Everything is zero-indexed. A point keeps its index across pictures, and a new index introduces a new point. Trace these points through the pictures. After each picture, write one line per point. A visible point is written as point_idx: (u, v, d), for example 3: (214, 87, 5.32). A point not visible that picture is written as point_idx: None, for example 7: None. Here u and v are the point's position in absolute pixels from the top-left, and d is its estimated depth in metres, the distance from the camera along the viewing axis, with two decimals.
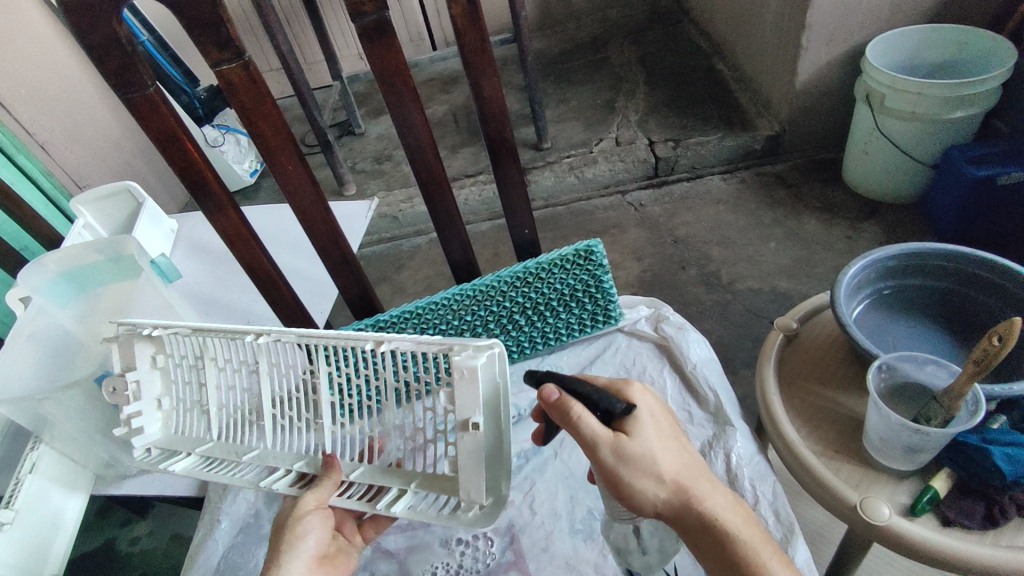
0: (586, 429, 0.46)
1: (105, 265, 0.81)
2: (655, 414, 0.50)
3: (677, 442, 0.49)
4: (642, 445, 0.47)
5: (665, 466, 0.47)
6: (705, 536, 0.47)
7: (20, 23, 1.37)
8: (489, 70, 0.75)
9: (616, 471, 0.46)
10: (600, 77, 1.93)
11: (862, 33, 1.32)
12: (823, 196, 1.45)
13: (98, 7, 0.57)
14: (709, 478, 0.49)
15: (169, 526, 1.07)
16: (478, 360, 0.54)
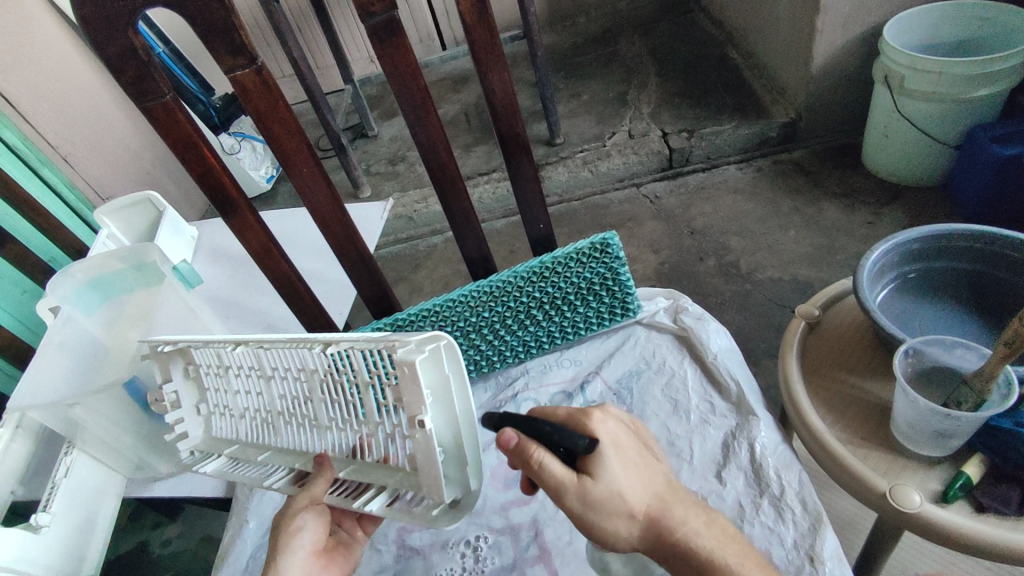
0: (550, 475, 0.45)
1: (129, 273, 0.84)
2: (622, 442, 0.48)
3: (644, 470, 0.48)
4: (609, 483, 0.45)
5: (632, 502, 0.46)
6: (684, 563, 0.46)
7: (41, 40, 1.41)
8: (500, 66, 0.75)
9: (584, 515, 0.45)
10: (612, 69, 1.92)
11: (878, 13, 1.30)
12: (843, 182, 1.42)
13: (116, 19, 0.59)
14: (681, 502, 0.48)
15: (199, 528, 1.09)
16: (418, 354, 0.51)
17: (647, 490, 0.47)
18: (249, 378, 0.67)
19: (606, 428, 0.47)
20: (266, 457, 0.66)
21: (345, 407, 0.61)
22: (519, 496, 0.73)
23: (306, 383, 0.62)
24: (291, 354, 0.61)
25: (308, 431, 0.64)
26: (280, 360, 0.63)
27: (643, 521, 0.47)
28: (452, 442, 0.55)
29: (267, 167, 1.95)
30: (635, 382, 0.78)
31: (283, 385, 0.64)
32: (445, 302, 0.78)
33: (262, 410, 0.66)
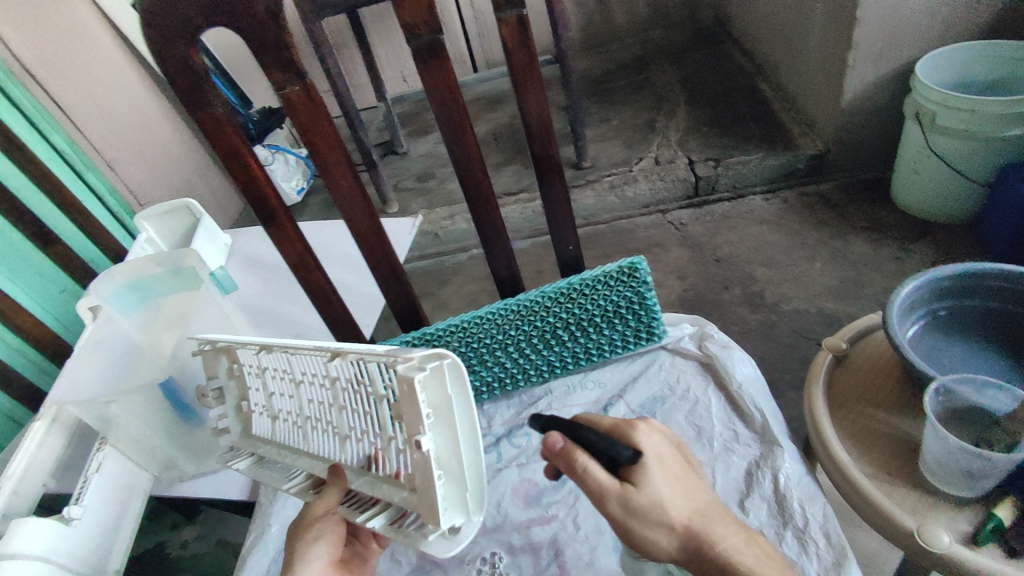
0: (593, 481, 0.46)
1: (167, 277, 0.84)
2: (669, 457, 0.49)
3: (686, 483, 0.48)
4: (654, 495, 0.46)
5: (674, 513, 0.46)
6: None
7: (93, 52, 1.48)
8: (537, 89, 0.77)
9: (625, 522, 0.46)
10: (642, 96, 1.95)
11: (910, 50, 1.30)
12: (872, 216, 1.41)
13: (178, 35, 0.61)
14: (724, 518, 0.48)
15: (217, 531, 1.10)
16: (416, 371, 0.50)
17: (691, 504, 0.48)
18: (284, 381, 0.69)
19: (653, 441, 0.49)
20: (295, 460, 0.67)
21: (360, 419, 0.61)
22: (539, 514, 0.73)
23: (330, 391, 0.63)
24: (313, 362, 0.63)
25: (331, 437, 0.65)
26: (301, 366, 0.65)
27: (682, 535, 0.47)
28: (454, 463, 0.53)
29: (299, 179, 1.99)
30: (659, 407, 0.78)
31: (313, 391, 0.66)
32: (473, 319, 0.79)
33: (291, 415, 0.68)
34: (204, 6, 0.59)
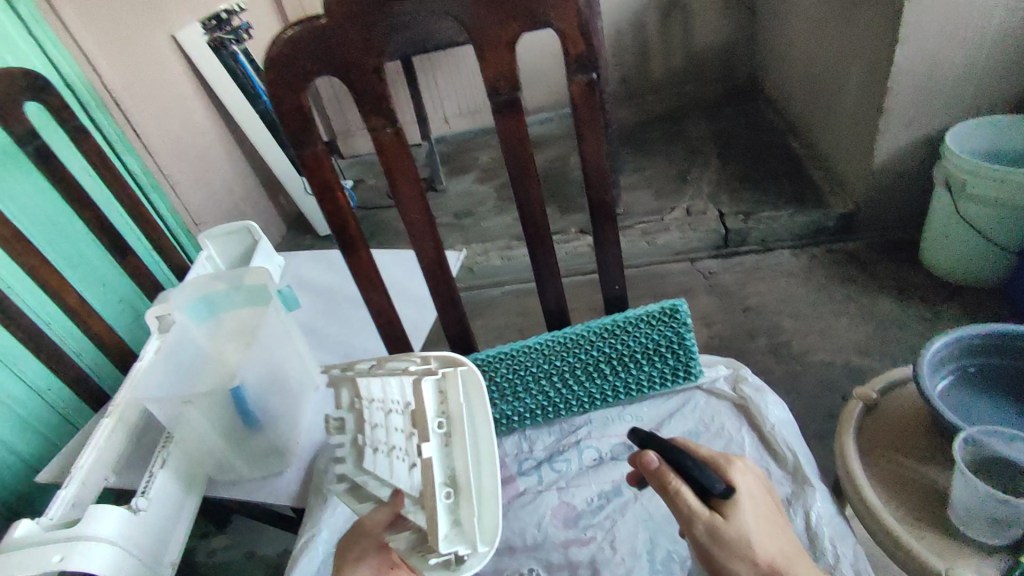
0: (684, 503, 0.54)
1: (233, 294, 0.93)
2: (761, 501, 0.55)
3: (771, 525, 0.55)
4: (744, 530, 0.53)
5: (759, 550, 0.52)
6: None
7: (167, 85, 1.62)
8: (598, 132, 0.72)
9: (710, 547, 0.53)
10: (675, 148, 2.03)
11: (940, 120, 1.36)
12: (900, 275, 1.44)
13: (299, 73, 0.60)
14: (805, 565, 0.54)
15: (245, 542, 1.13)
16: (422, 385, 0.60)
17: (776, 543, 0.54)
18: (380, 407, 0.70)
19: (746, 483, 0.56)
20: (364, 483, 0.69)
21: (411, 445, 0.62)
22: (577, 536, 0.75)
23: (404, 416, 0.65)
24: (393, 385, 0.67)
25: (405, 463, 0.65)
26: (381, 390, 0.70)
27: (766, 573, 0.53)
28: (462, 482, 0.58)
29: None
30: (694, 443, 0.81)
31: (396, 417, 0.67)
32: (521, 348, 0.84)
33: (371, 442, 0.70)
34: (318, 59, 0.60)
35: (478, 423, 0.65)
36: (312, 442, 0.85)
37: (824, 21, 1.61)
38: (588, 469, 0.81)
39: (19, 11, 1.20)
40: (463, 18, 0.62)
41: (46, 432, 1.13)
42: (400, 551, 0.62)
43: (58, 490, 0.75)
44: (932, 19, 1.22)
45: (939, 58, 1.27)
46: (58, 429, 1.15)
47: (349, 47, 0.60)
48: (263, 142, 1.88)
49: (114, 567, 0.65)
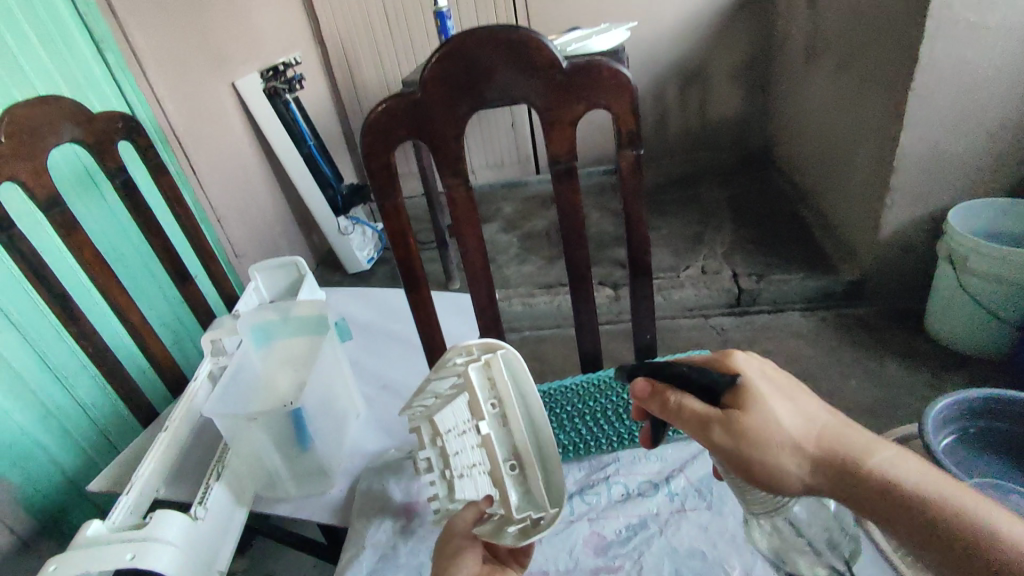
0: (691, 410, 0.56)
1: (282, 324, 1.04)
2: (772, 383, 0.57)
3: (793, 405, 0.56)
4: (765, 415, 0.54)
5: (786, 431, 0.54)
6: (869, 486, 0.53)
7: (223, 127, 1.75)
8: (641, 195, 0.73)
9: (739, 444, 0.54)
10: (690, 210, 2.15)
11: (944, 199, 1.46)
12: (905, 342, 1.51)
13: (392, 135, 0.65)
14: (849, 435, 0.55)
15: (265, 566, 1.17)
16: (470, 370, 0.67)
17: (806, 425, 0.55)
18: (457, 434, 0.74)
19: (751, 371, 0.57)
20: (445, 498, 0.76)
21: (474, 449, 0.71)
22: (605, 564, 0.75)
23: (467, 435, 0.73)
24: (462, 407, 0.73)
25: (489, 479, 0.72)
26: (450, 416, 0.75)
27: (813, 455, 0.54)
28: (524, 454, 0.68)
29: (369, 250, 2.21)
30: (716, 483, 0.82)
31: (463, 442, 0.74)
32: (558, 388, 0.93)
33: (456, 469, 0.74)
34: (403, 120, 0.64)
35: (534, 410, 0.71)
36: (356, 462, 0.91)
37: (834, 103, 1.75)
38: (617, 502, 0.82)
39: (106, 58, 1.32)
40: (539, 94, 0.65)
41: (85, 445, 1.16)
42: (484, 537, 0.66)
43: (121, 497, 0.79)
44: (933, 108, 1.34)
45: (941, 144, 1.39)
46: (97, 445, 1.18)
47: (434, 110, 0.64)
48: (305, 183, 2.01)
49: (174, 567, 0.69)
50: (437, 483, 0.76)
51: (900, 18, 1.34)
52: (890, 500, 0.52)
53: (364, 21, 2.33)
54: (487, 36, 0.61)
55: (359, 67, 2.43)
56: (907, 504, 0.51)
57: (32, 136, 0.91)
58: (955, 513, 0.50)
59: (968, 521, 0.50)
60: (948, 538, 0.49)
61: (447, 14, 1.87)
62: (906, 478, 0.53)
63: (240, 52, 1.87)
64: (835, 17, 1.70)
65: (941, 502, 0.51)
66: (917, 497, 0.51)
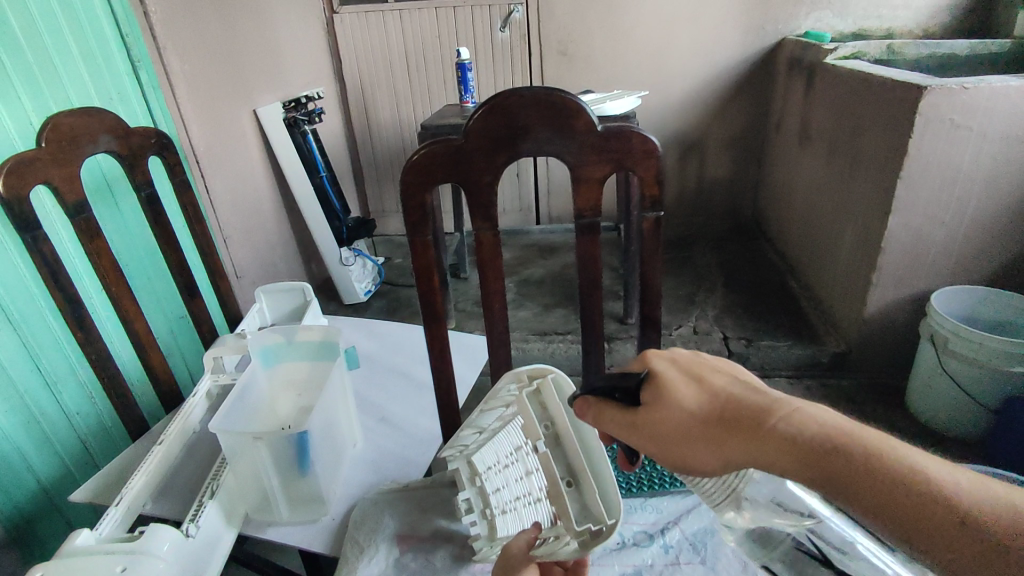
0: (611, 419, 0.53)
1: (288, 347, 1.01)
2: (680, 369, 0.52)
3: (701, 387, 0.50)
4: (667, 400, 0.50)
5: (688, 414, 0.48)
6: (782, 450, 0.43)
7: (240, 150, 1.79)
8: (657, 254, 0.77)
9: (649, 443, 0.50)
10: (684, 272, 2.23)
11: (926, 282, 1.54)
12: (887, 418, 1.55)
13: (432, 176, 0.69)
14: (759, 398, 0.47)
15: None
16: (523, 393, 0.69)
17: (715, 400, 0.49)
18: (500, 472, 0.81)
19: (659, 361, 0.53)
20: (489, 532, 0.80)
21: (526, 471, 0.73)
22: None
23: (519, 462, 0.74)
24: (505, 440, 0.77)
25: (537, 505, 0.73)
26: (488, 455, 0.84)
27: (716, 429, 0.47)
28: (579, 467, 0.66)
29: (369, 283, 2.27)
30: (710, 539, 0.81)
31: (511, 475, 0.78)
32: None
33: (496, 507, 0.81)
34: (443, 164, 0.69)
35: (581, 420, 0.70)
36: (350, 493, 0.90)
37: (824, 184, 1.86)
38: (612, 550, 0.80)
39: (139, 75, 1.35)
40: (573, 153, 0.70)
41: (65, 456, 1.11)
42: (540, 556, 0.65)
43: (109, 509, 0.76)
44: (920, 197, 1.43)
45: (925, 231, 1.47)
46: (77, 458, 1.13)
47: (474, 157, 0.69)
48: (313, 212, 2.05)
49: None
50: (479, 522, 0.81)
51: (891, 112, 1.45)
52: (810, 461, 0.43)
53: (385, 65, 2.44)
54: (530, 97, 0.67)
55: (375, 107, 2.52)
56: (828, 460, 0.42)
57: (71, 144, 0.94)
58: (880, 459, 0.41)
59: (892, 470, 0.41)
60: (882, 492, 0.40)
61: (468, 67, 1.97)
62: (825, 429, 0.44)
63: (265, 82, 1.94)
64: (829, 105, 1.83)
65: (866, 452, 0.42)
66: (840, 449, 0.42)
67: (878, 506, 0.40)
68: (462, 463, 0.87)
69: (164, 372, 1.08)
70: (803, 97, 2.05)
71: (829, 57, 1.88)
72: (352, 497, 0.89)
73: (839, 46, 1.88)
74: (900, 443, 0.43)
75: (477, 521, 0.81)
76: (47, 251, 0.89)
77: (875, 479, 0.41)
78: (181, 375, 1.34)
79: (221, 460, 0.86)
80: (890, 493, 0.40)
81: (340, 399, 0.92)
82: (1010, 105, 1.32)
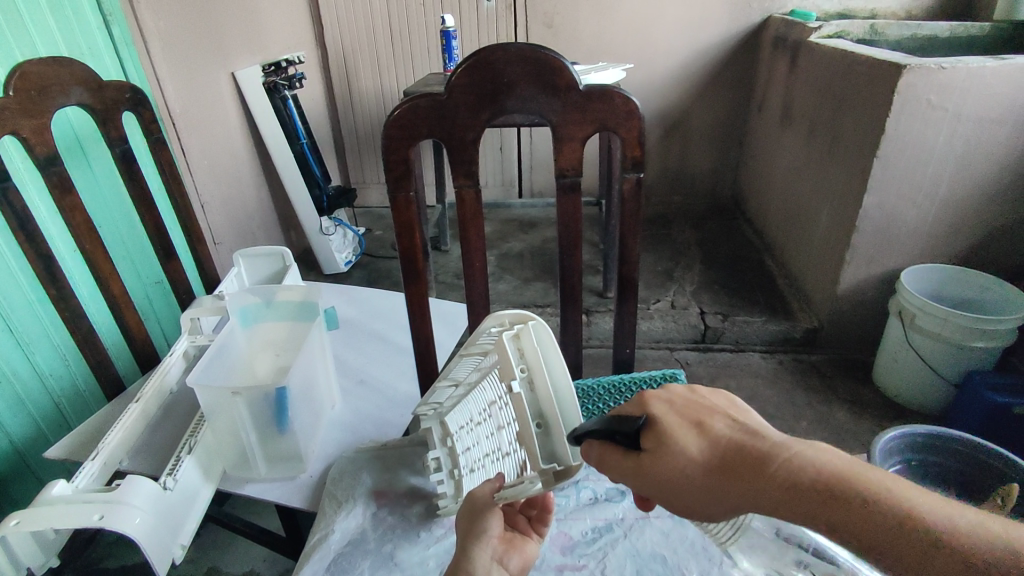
0: (618, 459, 0.52)
1: (262, 308, 1.01)
2: (678, 412, 0.51)
3: (703, 427, 0.50)
4: (670, 447, 0.49)
5: (697, 461, 0.48)
6: (784, 496, 0.44)
7: (217, 113, 1.75)
8: (637, 219, 0.78)
9: (657, 486, 0.49)
10: (663, 248, 2.26)
11: (896, 261, 1.58)
12: (855, 392, 1.59)
13: (413, 134, 0.70)
14: (759, 441, 0.48)
15: (208, 558, 1.19)
16: (504, 336, 0.69)
17: (718, 445, 0.48)
18: (469, 431, 0.82)
19: (657, 405, 0.52)
20: (455, 489, 0.83)
21: (496, 429, 0.74)
22: (571, 562, 0.75)
23: (490, 419, 0.75)
24: (479, 395, 0.77)
25: (503, 462, 0.74)
26: (461, 414, 0.84)
27: (724, 476, 0.47)
28: (550, 413, 0.68)
29: (348, 253, 2.25)
30: None
31: (479, 435, 0.78)
32: None
33: (464, 466, 0.82)
34: (427, 120, 0.70)
35: (556, 373, 0.70)
36: (326, 450, 0.91)
37: (803, 162, 1.88)
38: (584, 505, 0.83)
39: (111, 30, 1.31)
40: (557, 113, 0.70)
41: (37, 417, 1.09)
42: (502, 498, 0.65)
43: (85, 463, 0.76)
44: (893, 177, 1.46)
45: (897, 210, 1.50)
46: (50, 420, 1.12)
47: (458, 112, 0.69)
48: (293, 179, 2.03)
49: (143, 532, 0.67)
50: (446, 481, 0.83)
51: (871, 92, 1.47)
52: (811, 507, 0.44)
53: (368, 32, 2.39)
54: (515, 52, 0.67)
55: (357, 74, 2.48)
56: (831, 504, 0.43)
57: (41, 95, 0.91)
58: (878, 502, 0.43)
59: (894, 514, 0.43)
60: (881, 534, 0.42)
61: (453, 35, 1.94)
62: (822, 471, 0.45)
63: (243, 44, 1.89)
64: (811, 85, 1.84)
65: (863, 497, 0.43)
66: (839, 492, 0.44)
67: (875, 549, 0.42)
68: (434, 428, 0.88)
69: (140, 332, 1.06)
70: (786, 75, 2.05)
71: (812, 35, 1.89)
72: (330, 456, 0.89)
73: (823, 25, 1.89)
74: (900, 482, 0.45)
75: (445, 480, 0.84)
76: (17, 205, 0.88)
77: (877, 522, 0.42)
78: (156, 339, 1.33)
79: (199, 417, 0.86)
80: (889, 535, 0.42)
81: (318, 346, 0.93)
82: (985, 87, 1.35)
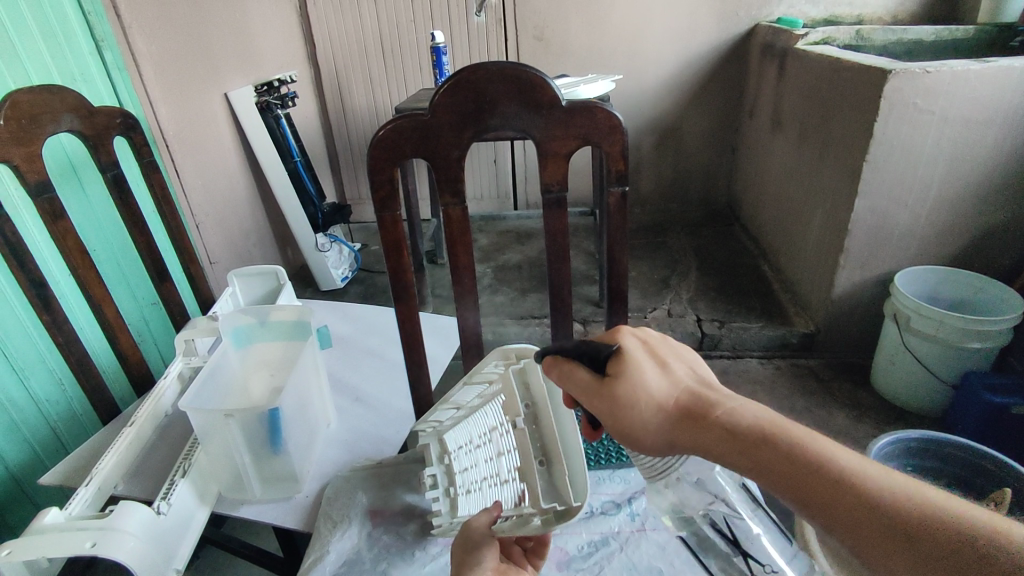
0: (580, 380, 0.56)
1: (256, 326, 1.01)
2: (646, 351, 0.56)
3: (666, 371, 0.54)
4: (633, 378, 0.53)
5: (655, 398, 0.52)
6: (721, 439, 0.48)
7: (211, 134, 1.76)
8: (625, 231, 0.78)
9: (610, 411, 0.53)
10: (658, 256, 2.27)
11: (890, 264, 1.58)
12: (853, 395, 1.59)
13: (395, 154, 0.70)
14: (711, 392, 0.52)
15: None
16: (511, 371, 0.73)
17: (674, 386, 0.53)
18: (468, 454, 0.82)
19: (628, 340, 0.57)
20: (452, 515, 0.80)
21: (496, 457, 0.76)
22: None
23: (491, 445, 0.77)
24: (480, 420, 0.79)
25: (501, 488, 0.76)
26: (460, 435, 0.84)
27: (675, 414, 0.51)
28: (555, 448, 0.71)
29: (344, 269, 2.25)
30: None
31: (480, 459, 0.79)
32: None
33: (461, 486, 0.82)
34: (410, 139, 0.70)
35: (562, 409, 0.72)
36: (322, 470, 0.90)
37: (794, 168, 1.90)
38: (580, 519, 0.83)
39: (104, 56, 1.32)
40: (541, 129, 0.71)
41: (34, 443, 1.09)
42: (500, 532, 0.69)
43: (79, 489, 0.75)
44: (883, 180, 1.47)
45: (888, 214, 1.51)
46: (47, 445, 1.12)
47: (442, 133, 0.70)
48: (287, 197, 2.04)
49: (136, 557, 0.66)
50: (441, 499, 0.82)
51: (859, 97, 1.48)
52: (743, 447, 0.47)
53: (360, 49, 2.41)
54: (497, 71, 0.67)
55: (350, 91, 2.50)
56: (759, 446, 0.47)
57: (32, 123, 0.92)
58: (804, 447, 0.46)
59: (822, 462, 0.45)
60: (800, 473, 0.45)
61: (443, 50, 1.96)
62: (758, 419, 0.48)
63: (236, 65, 1.91)
64: (799, 91, 1.86)
65: (791, 442, 0.46)
66: (769, 436, 0.47)
67: (800, 495, 0.44)
68: (432, 446, 0.87)
69: (137, 357, 1.07)
70: (775, 82, 2.07)
71: (800, 42, 1.90)
72: (325, 475, 0.89)
73: (809, 32, 1.91)
74: (827, 439, 0.47)
75: (439, 498, 0.82)
76: (8, 231, 0.88)
77: (803, 465, 0.45)
78: (153, 360, 1.33)
79: (192, 440, 0.86)
80: (810, 482, 0.44)
81: (309, 368, 0.92)
82: (971, 89, 1.36)
